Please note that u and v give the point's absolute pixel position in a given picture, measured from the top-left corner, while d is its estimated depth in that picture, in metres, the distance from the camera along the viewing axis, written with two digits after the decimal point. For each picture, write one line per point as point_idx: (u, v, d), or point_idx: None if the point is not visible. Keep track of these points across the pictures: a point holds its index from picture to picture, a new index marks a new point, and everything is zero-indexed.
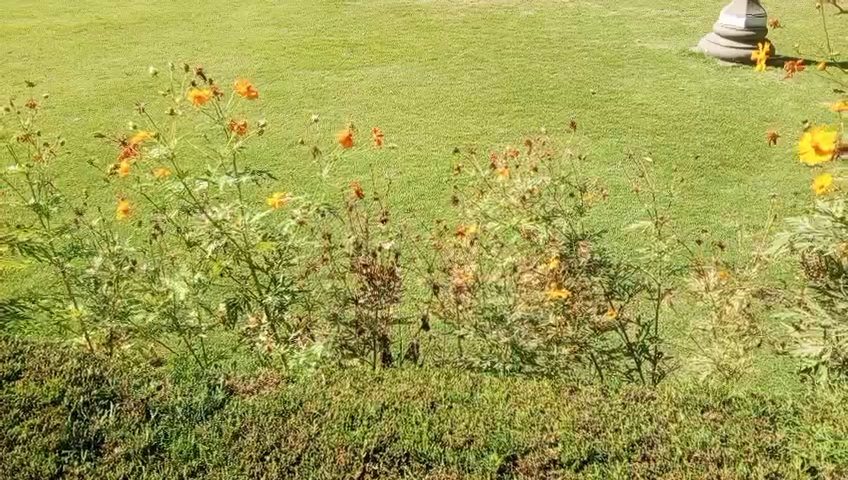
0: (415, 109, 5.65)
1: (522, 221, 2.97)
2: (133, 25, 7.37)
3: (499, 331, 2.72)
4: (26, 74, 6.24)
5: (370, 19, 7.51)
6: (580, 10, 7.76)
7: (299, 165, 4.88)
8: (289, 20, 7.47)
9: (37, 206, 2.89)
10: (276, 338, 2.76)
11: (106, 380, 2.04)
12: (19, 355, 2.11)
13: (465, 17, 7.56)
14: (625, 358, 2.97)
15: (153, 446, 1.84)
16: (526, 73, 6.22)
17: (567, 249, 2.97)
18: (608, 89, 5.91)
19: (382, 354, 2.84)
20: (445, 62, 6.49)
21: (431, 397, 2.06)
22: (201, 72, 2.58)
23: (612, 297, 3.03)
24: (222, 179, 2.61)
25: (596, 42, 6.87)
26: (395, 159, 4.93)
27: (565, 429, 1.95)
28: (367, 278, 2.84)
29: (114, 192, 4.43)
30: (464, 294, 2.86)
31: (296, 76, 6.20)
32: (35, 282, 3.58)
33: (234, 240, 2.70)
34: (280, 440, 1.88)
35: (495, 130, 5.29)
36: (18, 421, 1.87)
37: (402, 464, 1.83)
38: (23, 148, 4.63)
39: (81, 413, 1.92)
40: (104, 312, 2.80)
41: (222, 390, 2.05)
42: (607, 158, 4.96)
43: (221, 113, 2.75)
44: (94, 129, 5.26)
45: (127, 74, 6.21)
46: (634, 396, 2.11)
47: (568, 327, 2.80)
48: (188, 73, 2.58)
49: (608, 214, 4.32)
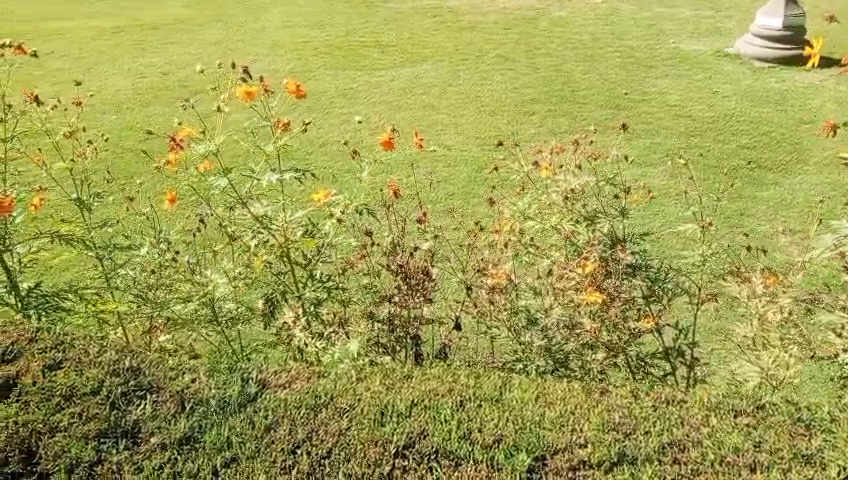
0: (446, 109, 5.67)
1: (561, 221, 2.96)
2: (169, 26, 7.52)
3: (533, 334, 2.80)
4: (65, 73, 6.40)
5: (402, 19, 7.55)
6: (612, 10, 7.69)
7: (331, 165, 4.94)
8: (322, 20, 7.54)
9: (76, 201, 2.95)
10: (312, 334, 2.80)
11: (143, 371, 2.08)
12: (62, 344, 2.15)
13: (495, 17, 7.54)
14: (661, 361, 2.94)
15: (188, 437, 1.88)
16: (557, 73, 6.19)
17: (607, 251, 2.92)
18: (641, 90, 5.85)
19: (415, 352, 2.84)
20: (475, 62, 6.49)
21: (460, 395, 2.07)
22: (251, 72, 2.90)
23: (652, 302, 2.94)
24: (267, 175, 2.75)
25: (629, 42, 6.81)
26: (426, 160, 4.96)
27: (596, 430, 1.95)
28: (402, 277, 2.89)
29: (151, 189, 4.53)
30: (499, 295, 2.93)
31: (328, 77, 6.27)
32: (74, 275, 3.68)
33: (274, 236, 2.80)
34: (311, 434, 1.91)
35: (525, 131, 5.29)
36: (59, 409, 1.92)
37: (431, 460, 1.85)
38: (62, 146, 4.74)
39: (119, 403, 1.97)
40: (144, 303, 2.92)
41: (255, 383, 2.07)
42: (640, 159, 4.92)
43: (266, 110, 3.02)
44: (130, 128, 5.38)
45: (163, 74, 6.34)
46: (665, 399, 2.10)
47: (603, 333, 2.76)
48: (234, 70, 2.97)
49: (642, 216, 4.29)
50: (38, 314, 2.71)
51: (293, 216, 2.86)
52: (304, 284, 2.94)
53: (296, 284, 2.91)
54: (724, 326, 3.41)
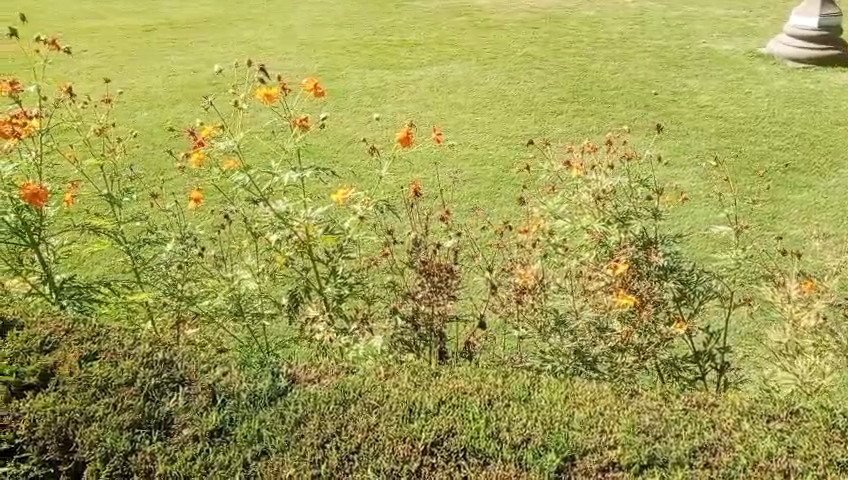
0: (473, 108, 5.67)
1: (591, 223, 2.92)
2: (200, 25, 7.61)
3: (562, 336, 2.83)
4: (99, 71, 6.51)
5: (430, 18, 7.55)
6: (643, 9, 7.61)
7: (358, 163, 4.96)
8: (350, 19, 7.57)
9: (109, 196, 2.99)
10: (335, 330, 2.81)
11: (175, 364, 2.12)
12: (98, 337, 2.19)
13: (523, 17, 7.50)
14: (690, 365, 2.90)
15: (220, 429, 1.91)
16: (586, 73, 6.14)
17: (638, 253, 2.89)
18: (671, 90, 5.78)
19: (439, 350, 2.85)
20: (503, 61, 6.47)
21: (488, 394, 2.06)
22: (268, 72, 2.92)
23: (683, 305, 2.92)
24: (287, 174, 2.78)
25: (659, 42, 6.73)
26: (453, 159, 4.96)
27: (626, 432, 1.93)
28: (425, 274, 2.87)
29: (181, 184, 4.59)
30: (527, 295, 2.90)
31: (356, 75, 6.29)
32: (106, 268, 3.74)
33: (295, 231, 2.85)
34: (340, 429, 1.93)
35: (553, 130, 5.26)
36: (95, 399, 1.96)
37: (460, 459, 1.86)
38: (96, 142, 4.83)
39: (152, 395, 2.01)
40: (173, 297, 2.95)
41: (285, 378, 2.09)
42: (670, 160, 4.86)
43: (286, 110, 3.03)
44: (162, 125, 5.46)
45: (193, 72, 6.42)
46: (695, 403, 2.08)
47: (634, 335, 2.75)
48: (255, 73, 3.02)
49: (671, 217, 4.24)
50: (72, 306, 2.76)
51: (315, 212, 2.88)
52: (327, 281, 2.98)
53: (318, 280, 2.93)
54: (756, 331, 3.35)
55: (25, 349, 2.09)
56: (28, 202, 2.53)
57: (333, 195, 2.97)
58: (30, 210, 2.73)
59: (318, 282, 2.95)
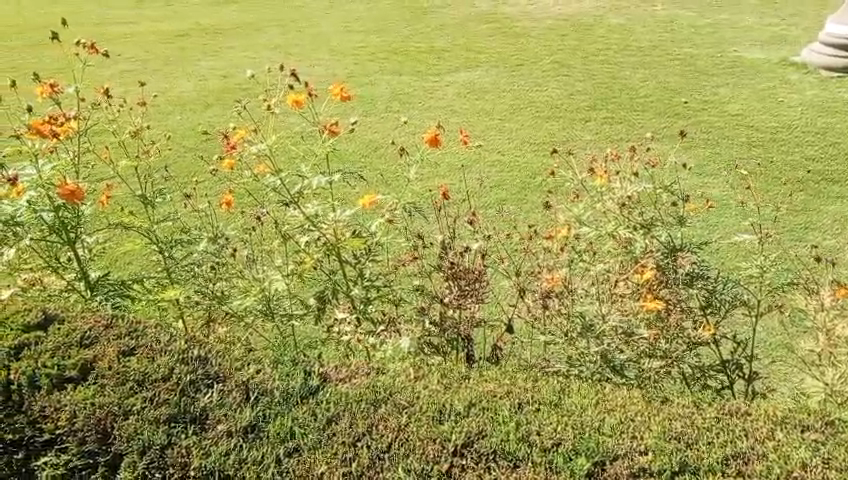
0: (500, 115, 5.68)
1: (616, 228, 2.92)
2: (231, 30, 7.73)
3: (589, 340, 2.78)
4: (133, 76, 6.65)
5: (458, 25, 7.58)
6: (672, 16, 7.56)
7: (386, 168, 5.00)
8: (379, 26, 7.64)
9: (145, 196, 3.05)
10: (362, 331, 2.85)
11: (210, 361, 2.15)
12: (135, 332, 2.24)
13: (551, 24, 7.50)
14: (717, 374, 2.87)
15: (253, 425, 1.95)
16: (615, 80, 6.12)
17: (665, 259, 2.90)
18: (701, 98, 5.74)
19: (467, 354, 2.85)
20: (531, 68, 6.48)
21: (518, 398, 2.07)
22: (298, 79, 2.98)
23: (710, 313, 2.89)
24: (314, 178, 2.83)
25: (689, 49, 6.68)
26: (481, 165, 4.96)
27: (657, 438, 1.92)
28: (452, 278, 2.92)
29: (212, 187, 4.66)
30: (554, 299, 2.95)
31: (384, 81, 6.34)
32: (139, 266, 3.81)
33: (324, 234, 2.89)
34: (371, 428, 1.95)
35: (580, 137, 5.25)
36: (133, 393, 2.01)
37: (489, 461, 1.86)
38: (130, 144, 4.93)
39: (188, 390, 2.04)
40: (204, 296, 2.99)
41: (317, 376, 2.12)
42: (699, 168, 4.82)
43: (315, 115, 3.06)
44: (194, 128, 5.55)
45: (225, 76, 6.53)
46: (728, 411, 2.06)
47: (661, 340, 2.76)
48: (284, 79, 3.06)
49: (702, 226, 4.19)
50: (108, 302, 2.83)
51: (342, 215, 2.90)
52: (353, 282, 3.00)
53: (345, 282, 2.95)
54: (787, 341, 3.31)
55: (66, 342, 2.13)
56: (66, 200, 2.59)
57: (360, 199, 2.95)
58: (68, 208, 2.79)
59: (344, 284, 2.96)
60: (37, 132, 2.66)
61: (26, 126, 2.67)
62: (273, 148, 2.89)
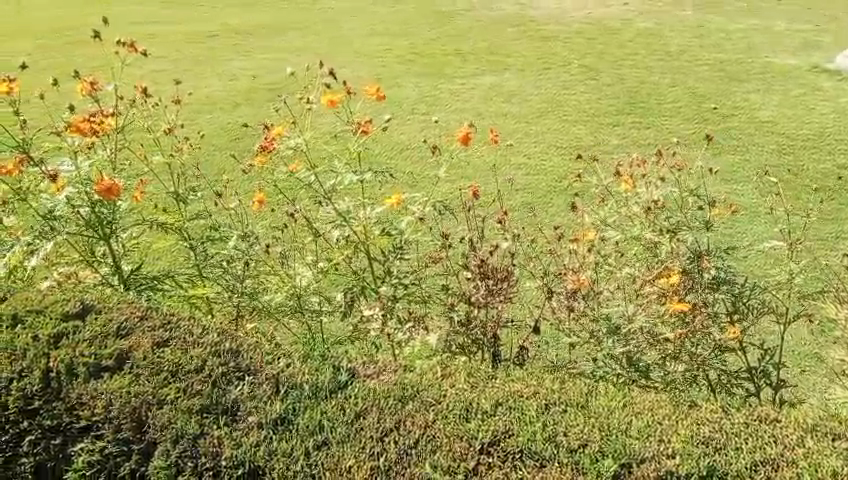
0: (526, 118, 5.68)
1: (643, 231, 2.96)
2: (260, 31, 7.83)
3: (616, 341, 2.76)
4: (164, 76, 6.77)
5: (486, 28, 7.59)
6: (703, 21, 7.49)
7: (412, 169, 5.02)
8: (407, 28, 7.68)
9: (176, 193, 3.10)
10: (390, 327, 2.85)
11: (242, 354, 2.18)
12: (169, 324, 2.27)
13: (579, 27, 7.48)
14: (744, 381, 2.84)
15: (283, 418, 1.97)
16: (643, 85, 6.09)
17: (689, 263, 2.91)
18: (731, 104, 5.68)
19: (493, 353, 2.88)
20: (559, 71, 6.46)
21: (545, 398, 2.05)
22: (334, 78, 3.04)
23: (736, 319, 2.88)
24: (347, 176, 2.88)
25: (719, 55, 6.62)
26: (506, 167, 4.97)
27: (684, 442, 1.92)
28: (479, 278, 2.89)
29: (240, 185, 4.73)
30: (580, 301, 2.93)
31: (411, 83, 6.37)
32: (167, 261, 3.88)
33: (354, 232, 2.96)
34: (399, 424, 1.97)
35: (607, 142, 5.24)
36: (167, 383, 2.06)
37: (515, 460, 1.88)
38: (160, 142, 5.02)
39: (220, 382, 2.08)
40: (233, 290, 3.04)
41: (345, 371, 2.14)
42: (729, 174, 4.77)
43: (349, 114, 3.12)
44: (222, 127, 5.64)
45: (254, 76, 6.61)
46: (757, 417, 2.04)
47: (687, 342, 2.73)
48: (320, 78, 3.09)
49: (730, 232, 4.16)
50: (140, 296, 2.90)
51: (372, 212, 2.97)
52: (381, 279, 3.05)
53: (374, 279, 3.00)
54: (817, 351, 3.28)
55: (102, 333, 2.19)
56: (103, 196, 2.69)
57: (387, 197, 2.99)
58: (105, 204, 2.88)
59: (373, 281, 3.02)
60: (76, 130, 2.76)
61: (67, 124, 2.77)
62: (306, 146, 2.95)
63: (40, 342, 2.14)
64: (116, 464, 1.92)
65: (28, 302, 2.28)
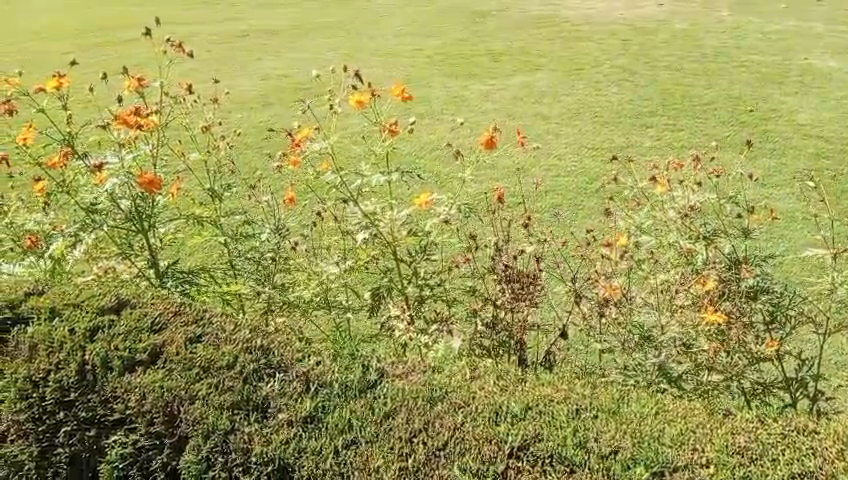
0: (558, 119, 5.63)
1: (679, 238, 2.90)
2: (292, 31, 7.89)
3: (648, 350, 2.74)
4: (197, 74, 6.87)
5: (517, 29, 7.55)
6: (740, 22, 7.36)
7: (442, 169, 5.01)
8: (438, 28, 7.67)
9: (211, 189, 3.13)
10: (415, 329, 2.83)
11: (273, 350, 2.18)
12: (202, 320, 2.29)
13: (611, 28, 7.40)
14: (781, 391, 2.76)
15: (313, 416, 1.98)
16: (678, 87, 5.99)
17: (727, 271, 2.85)
18: (768, 107, 5.57)
19: (519, 357, 2.84)
20: (591, 73, 6.40)
21: (576, 403, 2.03)
22: (361, 78, 3.04)
23: (774, 329, 2.80)
24: (375, 177, 2.87)
25: (756, 56, 6.49)
26: (536, 169, 4.93)
27: (719, 452, 1.88)
28: (505, 281, 2.83)
29: (272, 184, 4.77)
30: (611, 307, 2.88)
31: (441, 84, 6.37)
32: (199, 257, 3.93)
33: (381, 233, 2.94)
34: (428, 425, 1.97)
35: (639, 144, 5.18)
36: (199, 379, 2.08)
37: (545, 464, 1.86)
38: (193, 141, 5.09)
39: (251, 378, 2.09)
40: (265, 285, 3.07)
41: (375, 371, 2.14)
42: (765, 179, 4.67)
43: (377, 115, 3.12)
44: (254, 126, 5.69)
45: (285, 76, 6.67)
46: (795, 427, 1.99)
47: (721, 354, 2.68)
48: (348, 79, 3.09)
49: (765, 238, 4.08)
50: (174, 291, 2.94)
51: (400, 213, 2.94)
52: (409, 280, 3.03)
53: (401, 279, 2.99)
54: None
55: (137, 327, 2.22)
56: (145, 189, 2.74)
57: (415, 199, 2.95)
58: (144, 198, 2.93)
59: (399, 282, 3.00)
60: (122, 123, 2.82)
61: (115, 116, 2.84)
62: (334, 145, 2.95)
63: (76, 335, 2.19)
64: (148, 457, 1.95)
65: (67, 296, 2.33)
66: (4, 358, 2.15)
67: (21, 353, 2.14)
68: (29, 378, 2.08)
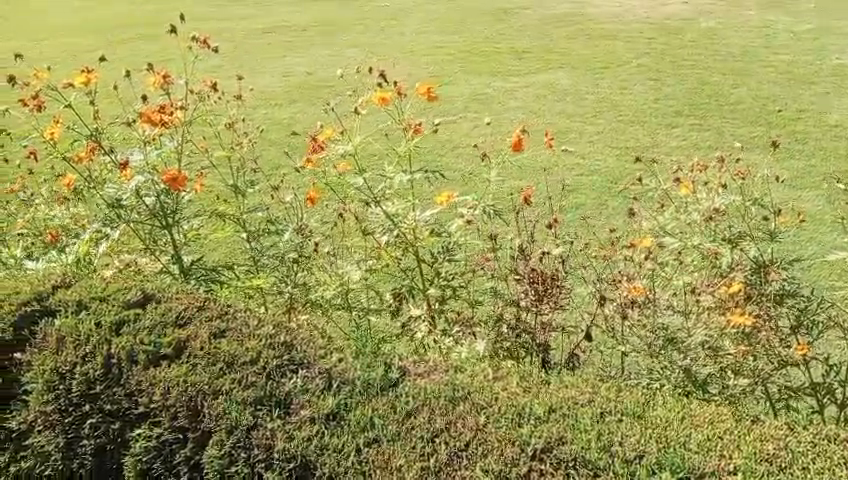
0: (582, 118, 5.58)
1: (703, 241, 2.85)
2: (315, 28, 7.90)
3: (673, 353, 2.69)
4: (221, 72, 6.91)
5: (541, 26, 7.49)
6: (769, 21, 7.23)
7: (465, 168, 5.00)
8: (461, 26, 7.63)
9: (236, 186, 3.14)
10: (437, 331, 2.83)
11: (295, 348, 2.18)
12: (226, 315, 2.31)
13: (637, 27, 7.31)
14: (807, 397, 2.71)
15: (335, 413, 1.98)
16: (704, 86, 5.90)
17: (752, 275, 2.80)
18: (798, 107, 5.46)
19: (543, 359, 2.79)
20: (616, 71, 6.33)
21: (600, 407, 2.01)
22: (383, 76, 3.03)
23: (801, 334, 2.74)
24: (398, 176, 2.89)
25: (785, 56, 6.38)
26: (559, 168, 4.89)
27: (747, 459, 1.84)
28: (528, 282, 2.78)
29: (297, 180, 4.81)
30: (634, 310, 2.83)
31: (464, 81, 6.34)
32: (222, 253, 3.96)
33: (402, 232, 2.95)
34: (450, 425, 1.95)
35: (665, 143, 5.11)
36: (221, 374, 2.08)
37: (569, 468, 1.83)
38: (217, 137, 5.13)
39: (274, 375, 2.09)
40: (287, 282, 3.08)
41: (397, 370, 2.14)
42: (794, 180, 4.59)
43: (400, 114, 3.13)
44: (277, 123, 5.71)
45: (308, 73, 6.68)
46: (825, 437, 1.95)
47: (749, 358, 2.62)
48: (371, 77, 3.08)
49: (793, 241, 4.00)
50: (198, 286, 2.96)
51: (423, 214, 2.94)
52: (431, 281, 3.02)
53: (423, 280, 2.98)
54: None
55: (162, 322, 2.24)
56: (170, 186, 2.78)
57: (437, 198, 2.93)
58: (169, 194, 2.95)
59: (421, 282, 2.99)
60: (147, 120, 2.85)
61: (139, 114, 2.86)
62: (355, 150, 3.00)
63: (102, 329, 2.21)
64: (172, 451, 1.96)
65: (93, 290, 2.35)
66: (32, 350, 2.16)
67: (48, 346, 2.16)
68: (56, 370, 2.10)
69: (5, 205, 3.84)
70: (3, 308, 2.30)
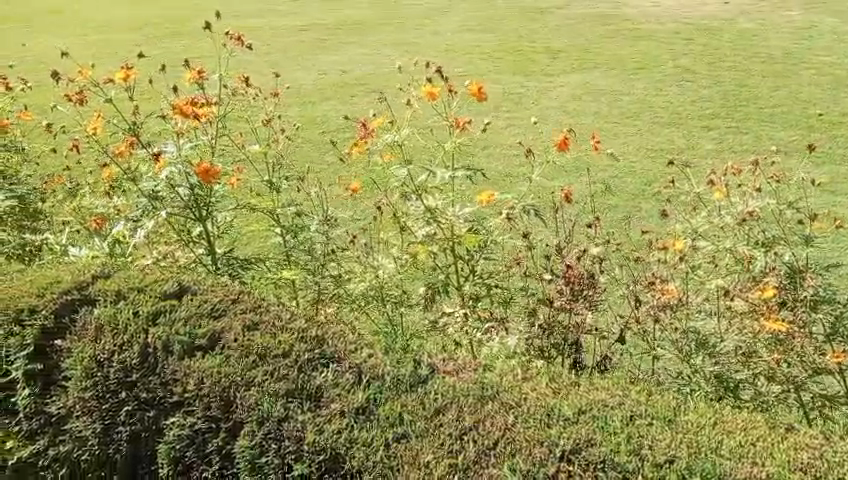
0: (616, 119, 5.53)
1: (737, 245, 2.81)
2: (350, 26, 7.96)
3: (704, 359, 2.68)
4: (257, 69, 7.01)
5: (577, 26, 7.43)
6: (812, 22, 7.06)
7: (498, 167, 4.99)
8: (495, 26, 7.62)
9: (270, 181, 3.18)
10: (469, 327, 2.84)
11: (326, 342, 2.20)
12: (260, 308, 2.34)
13: (674, 27, 7.21)
14: (842, 407, 2.63)
15: (365, 407, 2.00)
16: (743, 88, 5.80)
17: (787, 280, 2.74)
18: (840, 110, 5.33)
19: (574, 359, 2.77)
20: (652, 72, 6.25)
21: (630, 410, 1.99)
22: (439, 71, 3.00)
23: (837, 341, 2.67)
24: (442, 172, 2.90)
25: (827, 58, 6.23)
26: (592, 169, 4.85)
27: (780, 467, 1.80)
28: (564, 282, 2.79)
29: (331, 176, 4.87)
30: (667, 313, 2.80)
31: (498, 81, 6.32)
32: (257, 247, 4.03)
33: (441, 229, 2.95)
34: (478, 423, 1.95)
35: (701, 146, 5.03)
36: (254, 365, 2.12)
37: (598, 470, 1.82)
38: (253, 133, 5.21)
39: (305, 368, 2.12)
40: (318, 276, 3.12)
41: (426, 366, 2.15)
42: (834, 185, 4.48)
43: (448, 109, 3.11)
44: (311, 120, 5.77)
45: (342, 71, 6.73)
46: None
47: (783, 364, 2.57)
48: (425, 70, 3.06)
49: (833, 247, 3.91)
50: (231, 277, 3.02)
51: (462, 210, 2.94)
52: (466, 279, 3.05)
53: (458, 277, 3.01)
54: None
55: (197, 313, 2.28)
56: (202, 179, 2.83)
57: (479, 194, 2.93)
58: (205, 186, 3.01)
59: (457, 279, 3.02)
60: (179, 113, 2.89)
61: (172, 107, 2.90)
62: (403, 138, 3.00)
63: (140, 318, 2.26)
64: (204, 440, 2.00)
65: (131, 281, 2.40)
66: (73, 337, 2.22)
67: (87, 334, 2.22)
68: (94, 358, 2.17)
69: (50, 196, 3.95)
70: (44, 296, 2.31)
